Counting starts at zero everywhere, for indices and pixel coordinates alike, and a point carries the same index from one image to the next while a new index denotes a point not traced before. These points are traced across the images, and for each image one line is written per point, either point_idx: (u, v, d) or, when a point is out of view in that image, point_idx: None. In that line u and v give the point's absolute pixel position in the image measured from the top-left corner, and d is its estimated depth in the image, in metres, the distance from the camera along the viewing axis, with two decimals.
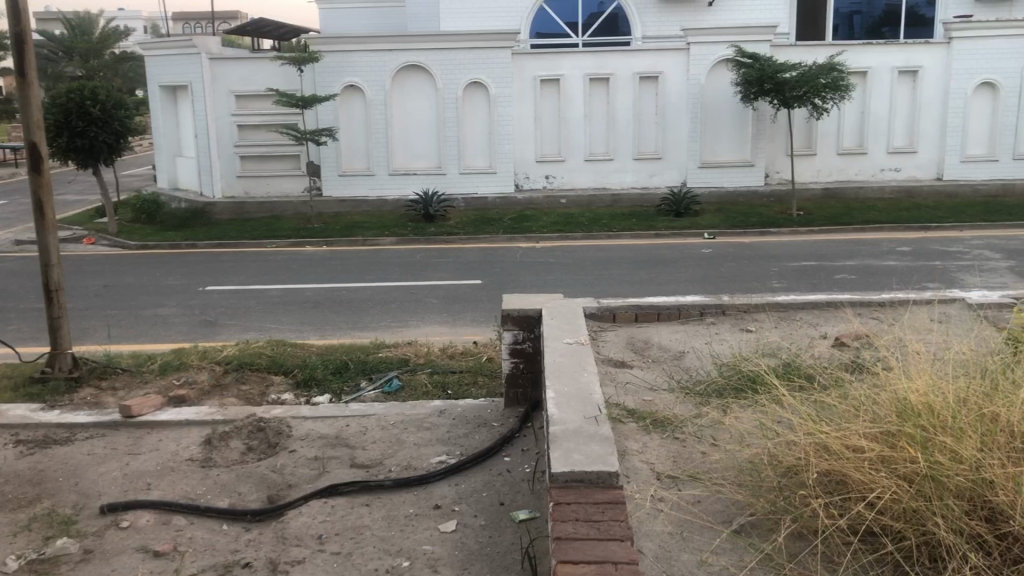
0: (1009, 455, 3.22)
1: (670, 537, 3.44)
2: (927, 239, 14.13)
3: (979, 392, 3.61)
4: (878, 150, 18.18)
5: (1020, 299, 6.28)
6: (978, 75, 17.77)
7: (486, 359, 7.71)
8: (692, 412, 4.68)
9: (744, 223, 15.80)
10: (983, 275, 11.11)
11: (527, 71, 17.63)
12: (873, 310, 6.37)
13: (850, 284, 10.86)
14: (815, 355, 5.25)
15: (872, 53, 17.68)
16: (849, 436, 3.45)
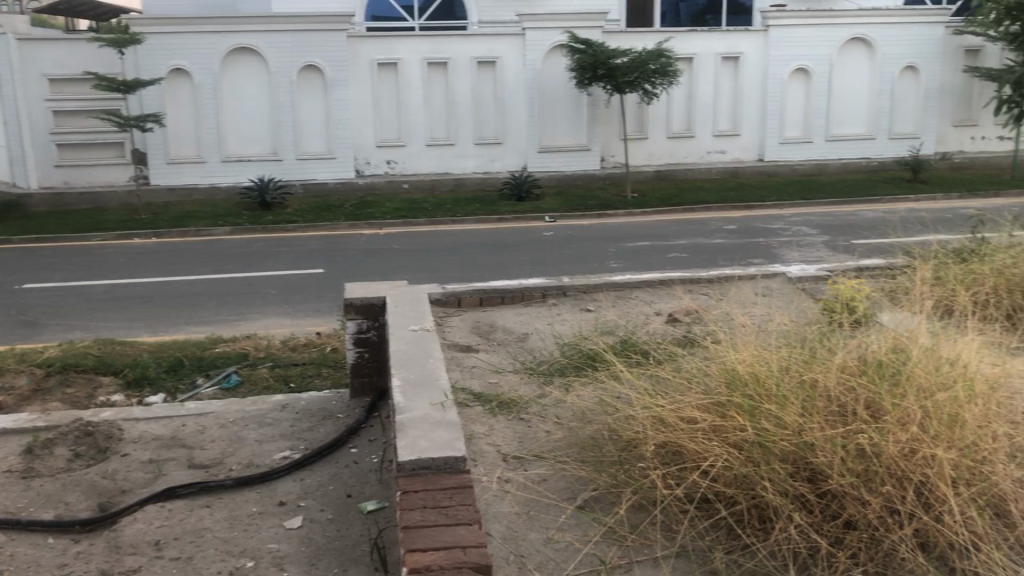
0: (826, 417, 3.44)
1: (517, 518, 3.50)
2: (753, 218, 14.89)
3: (800, 359, 3.83)
4: (705, 133, 18.96)
5: (834, 272, 6.71)
6: (792, 62, 18.89)
7: (330, 351, 7.56)
8: (536, 393, 4.76)
9: (583, 206, 16.16)
10: (802, 250, 11.85)
11: (364, 54, 17.35)
12: (702, 287, 6.67)
13: (682, 263, 11.34)
14: (650, 331, 5.45)
15: (697, 40, 18.44)
16: (683, 409, 3.62)
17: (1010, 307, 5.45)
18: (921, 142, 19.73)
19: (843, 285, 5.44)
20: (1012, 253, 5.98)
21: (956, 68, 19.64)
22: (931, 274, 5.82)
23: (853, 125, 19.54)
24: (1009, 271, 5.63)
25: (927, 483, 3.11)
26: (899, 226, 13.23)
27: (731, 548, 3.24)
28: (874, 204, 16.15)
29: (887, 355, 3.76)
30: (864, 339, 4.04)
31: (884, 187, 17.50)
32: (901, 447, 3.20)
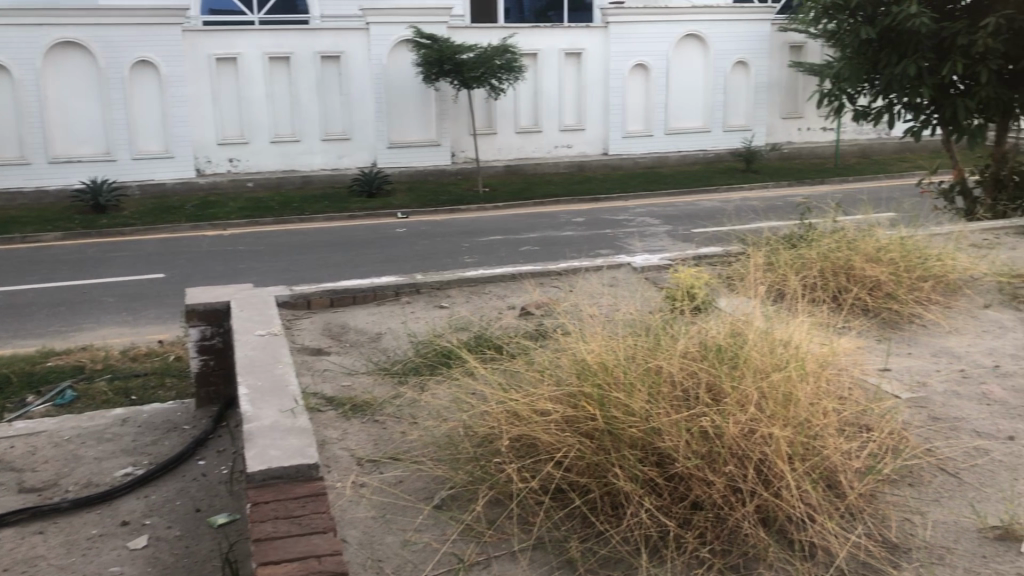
0: (671, 401, 3.55)
1: (373, 522, 3.46)
2: (599, 210, 15.28)
3: (645, 347, 3.94)
4: (552, 128, 19.26)
5: (675, 261, 6.95)
6: (632, 58, 19.48)
7: (173, 360, 7.23)
8: (389, 393, 4.70)
9: (434, 201, 16.13)
10: (646, 240, 12.25)
11: (201, 49, 16.68)
12: (553, 280, 6.78)
13: (533, 256, 11.50)
14: (503, 325, 5.50)
15: (540, 36, 18.69)
16: (535, 401, 3.65)
17: (836, 288, 5.79)
18: (753, 134, 20.78)
19: (684, 273, 5.65)
20: (835, 237, 6.36)
21: (782, 63, 20.76)
22: (763, 261, 6.13)
23: (690, 119, 20.35)
24: (834, 254, 5.98)
25: (765, 461, 3.27)
26: (734, 215, 13.89)
27: (586, 536, 3.30)
28: (713, 194, 16.90)
29: (725, 340, 3.92)
30: (704, 325, 4.20)
31: (721, 177, 18.34)
32: (741, 427, 3.34)
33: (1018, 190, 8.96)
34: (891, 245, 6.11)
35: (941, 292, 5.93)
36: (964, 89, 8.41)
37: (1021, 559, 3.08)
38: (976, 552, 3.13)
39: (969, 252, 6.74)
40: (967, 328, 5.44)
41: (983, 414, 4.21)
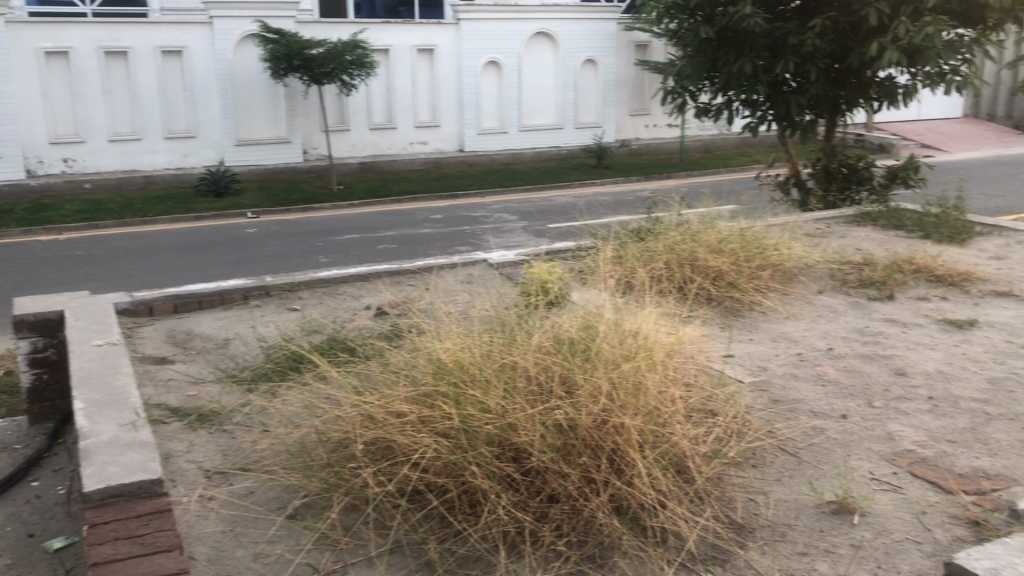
0: (526, 396, 3.57)
1: (222, 536, 3.33)
2: (455, 206, 15.30)
3: (500, 343, 3.94)
4: (406, 124, 19.10)
5: (529, 256, 7.01)
6: (484, 55, 19.57)
7: (3, 375, 6.74)
8: (238, 401, 4.53)
9: (287, 200, 15.73)
10: (503, 236, 12.33)
11: (27, 42, 15.60)
12: (407, 279, 6.72)
13: (389, 254, 11.38)
14: (357, 327, 5.41)
15: (391, 32, 18.50)
16: (390, 403, 3.60)
17: (683, 279, 5.98)
18: (603, 131, 21.32)
19: (538, 268, 5.71)
20: (680, 230, 6.59)
21: (628, 61, 21.34)
22: (612, 254, 6.28)
23: (542, 116, 20.64)
24: (679, 246, 6.19)
25: (617, 451, 3.34)
26: (586, 210, 14.19)
27: (444, 536, 3.28)
28: (566, 189, 17.24)
29: (578, 333, 3.98)
30: (558, 319, 4.24)
31: (573, 173, 18.72)
32: (593, 418, 3.40)
33: (847, 181, 9.54)
34: (732, 236, 6.38)
35: (779, 280, 6.24)
36: (796, 86, 8.87)
37: (854, 530, 3.26)
38: (814, 527, 3.29)
39: (804, 242, 7.11)
40: (802, 313, 5.74)
41: (819, 394, 4.44)
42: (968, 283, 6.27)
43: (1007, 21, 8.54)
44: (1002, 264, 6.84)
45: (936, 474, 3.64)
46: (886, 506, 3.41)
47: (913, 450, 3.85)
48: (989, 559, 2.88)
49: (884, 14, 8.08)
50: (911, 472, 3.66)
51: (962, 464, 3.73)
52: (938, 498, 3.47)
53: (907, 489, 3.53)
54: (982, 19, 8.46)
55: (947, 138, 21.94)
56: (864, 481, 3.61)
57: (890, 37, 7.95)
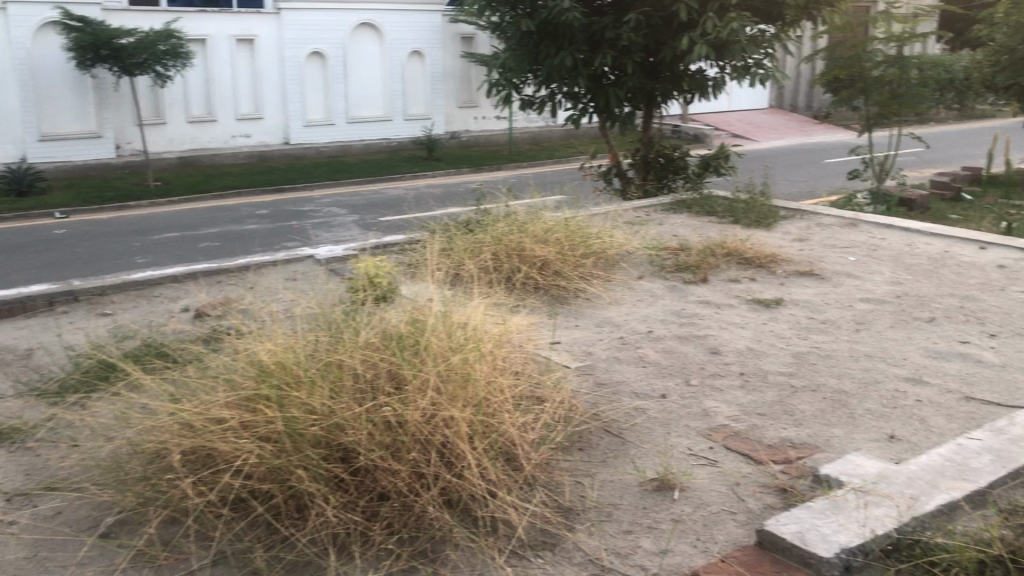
0: (353, 395, 3.50)
1: (26, 562, 3.11)
2: (281, 201, 14.87)
3: (324, 342, 3.84)
4: (227, 117, 18.37)
5: (357, 250, 6.91)
6: (307, 45, 19.10)
7: None
8: (41, 417, 4.23)
9: (99, 199, 14.80)
10: (333, 230, 12.08)
11: None
12: (228, 277, 6.48)
13: (213, 252, 10.93)
14: (173, 331, 5.15)
15: (207, 20, 17.73)
16: (209, 409, 3.44)
17: (511, 269, 6.04)
18: (432, 123, 21.31)
19: (365, 263, 5.63)
20: (507, 221, 6.67)
21: (454, 53, 21.37)
22: (439, 247, 6.30)
23: (369, 108, 20.38)
24: (505, 238, 6.26)
25: (447, 443, 3.34)
26: (416, 203, 14.14)
27: (270, 543, 3.18)
28: (395, 181, 17.13)
29: (406, 327, 3.94)
30: (385, 314, 4.18)
31: (403, 165, 18.59)
32: (420, 412, 3.38)
33: (664, 171, 9.94)
34: (557, 226, 6.53)
35: (602, 267, 6.44)
36: (614, 79, 9.18)
37: (675, 505, 3.40)
38: (638, 505, 3.41)
39: (624, 229, 7.37)
40: (624, 299, 5.94)
41: (639, 375, 4.62)
42: (775, 264, 6.67)
43: (802, 18, 9.16)
44: (803, 245, 7.33)
45: (748, 446, 3.85)
46: (703, 480, 3.58)
47: (727, 425, 4.06)
48: (795, 523, 3.07)
49: (692, 9, 8.47)
50: (726, 446, 3.86)
51: (771, 435, 3.96)
52: (750, 469, 3.67)
53: (722, 462, 3.72)
54: (781, 16, 9.04)
55: (755, 128, 23.30)
56: (683, 457, 3.77)
57: (699, 32, 8.33)
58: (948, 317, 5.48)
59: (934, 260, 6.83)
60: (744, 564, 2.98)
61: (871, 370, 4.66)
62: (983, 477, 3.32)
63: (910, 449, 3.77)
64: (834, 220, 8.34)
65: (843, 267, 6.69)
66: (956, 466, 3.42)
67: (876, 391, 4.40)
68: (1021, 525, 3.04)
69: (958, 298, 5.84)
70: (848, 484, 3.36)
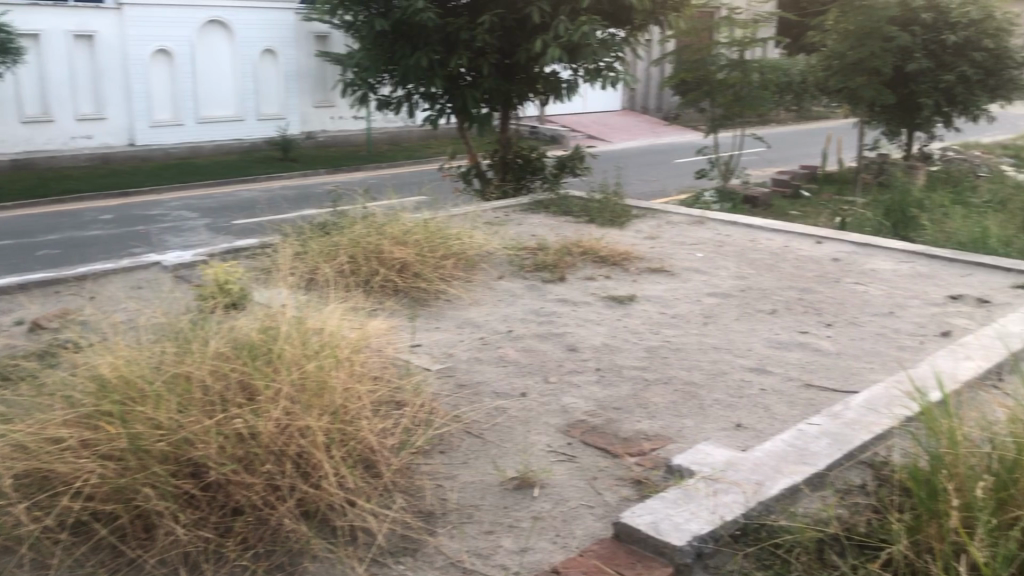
0: (203, 407, 3.37)
1: None
2: (126, 205, 14.17)
3: (172, 352, 3.68)
4: (65, 117, 17.36)
5: (207, 256, 6.67)
6: (152, 42, 18.30)
7: None
8: None
9: None
10: (184, 235, 11.62)
11: None
12: (68, 287, 6.12)
13: (52, 260, 10.30)
14: (6, 347, 4.83)
15: (40, 15, 16.71)
16: (46, 430, 3.25)
17: (368, 272, 5.97)
18: (286, 123, 20.84)
19: (215, 269, 5.43)
20: (364, 223, 6.60)
21: (308, 52, 20.95)
22: (292, 251, 6.17)
23: (219, 107, 19.71)
24: (363, 240, 6.19)
25: (303, 453, 3.26)
26: (271, 205, 13.79)
27: (115, 567, 3.02)
28: (249, 183, 16.64)
29: (258, 335, 3.83)
30: (237, 322, 4.05)
31: (258, 166, 18.08)
32: (275, 422, 3.29)
33: (522, 172, 10.05)
34: (415, 227, 6.50)
35: (462, 268, 6.44)
36: (471, 80, 9.22)
37: (535, 503, 3.44)
38: (497, 505, 3.43)
39: (483, 229, 7.41)
40: (485, 299, 5.97)
41: (500, 375, 4.65)
42: (628, 262, 6.85)
43: (650, 22, 9.45)
44: (655, 243, 7.57)
45: (604, 441, 3.94)
46: (562, 476, 3.64)
47: (585, 420, 4.15)
48: (650, 514, 3.16)
49: (545, 12, 8.60)
50: (584, 441, 3.93)
51: (626, 428, 4.07)
52: (607, 462, 3.76)
53: (579, 458, 3.79)
54: (630, 20, 9.29)
55: (609, 129, 23.92)
56: (542, 454, 3.82)
57: (552, 35, 8.46)
58: (788, 309, 5.77)
59: (774, 255, 7.18)
60: (601, 557, 3.04)
61: (719, 361, 4.86)
62: (820, 459, 3.51)
63: (755, 437, 3.94)
64: (682, 218, 8.65)
65: (692, 263, 6.94)
66: (796, 451, 3.60)
67: (723, 381, 4.59)
68: (855, 504, 3.22)
69: (797, 290, 6.17)
70: (698, 473, 3.49)
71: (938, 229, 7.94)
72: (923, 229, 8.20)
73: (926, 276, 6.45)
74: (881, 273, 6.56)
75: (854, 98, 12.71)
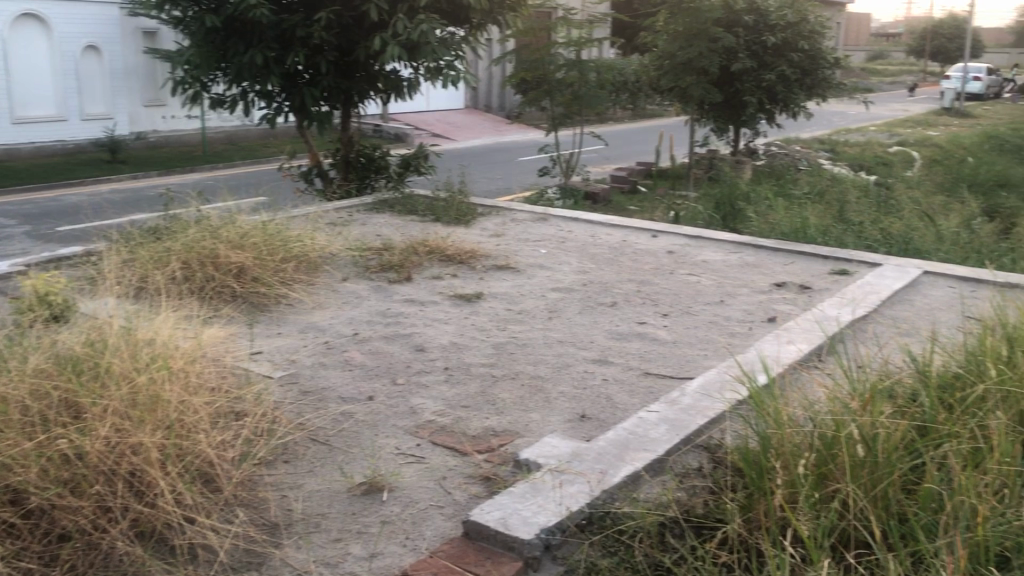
0: (22, 429, 3.16)
1: None
2: None
3: None
4: None
5: (26, 266, 6.24)
6: None
7: None
8: None
9: None
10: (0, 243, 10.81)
11: None
12: None
13: None
14: None
15: None
16: None
17: (203, 278, 5.74)
18: (114, 123, 19.78)
19: (34, 279, 5.09)
20: (198, 227, 6.35)
21: (135, 49, 19.95)
22: (119, 258, 5.86)
23: (39, 107, 18.47)
24: (197, 245, 5.96)
25: (136, 472, 3.10)
26: (98, 211, 13.04)
27: None
28: (74, 188, 15.66)
29: (83, 350, 3.63)
30: (60, 336, 3.82)
31: (83, 169, 17.06)
32: (103, 441, 3.12)
33: (365, 171, 9.91)
34: (253, 230, 6.31)
35: (304, 270, 6.30)
36: (309, 78, 9.02)
37: (384, 507, 3.40)
38: (345, 511, 3.37)
39: (325, 231, 7.27)
40: (328, 302, 5.85)
41: (346, 379, 4.58)
42: (473, 260, 6.88)
43: (488, 22, 9.54)
44: (499, 240, 7.64)
45: (453, 439, 3.94)
46: (411, 478, 3.62)
47: (433, 420, 4.14)
48: (498, 510, 3.20)
49: (383, 10, 8.53)
50: (433, 442, 3.92)
51: (475, 426, 4.09)
52: (456, 461, 3.76)
53: (429, 458, 3.78)
54: (468, 19, 9.36)
55: (453, 127, 23.99)
56: (390, 457, 3.79)
57: (390, 33, 8.40)
58: (628, 301, 5.95)
59: (614, 249, 7.39)
60: (451, 556, 3.04)
61: (563, 355, 4.95)
62: (659, 446, 3.64)
63: (599, 426, 4.05)
64: (526, 215, 8.78)
65: (535, 259, 7.05)
66: (637, 439, 3.73)
67: (568, 374, 4.69)
68: (693, 486, 3.35)
69: (636, 283, 6.37)
70: (545, 466, 3.55)
71: (763, 220, 8.39)
72: (750, 220, 8.65)
73: (754, 265, 6.80)
74: (713, 263, 6.87)
75: (684, 97, 13.27)
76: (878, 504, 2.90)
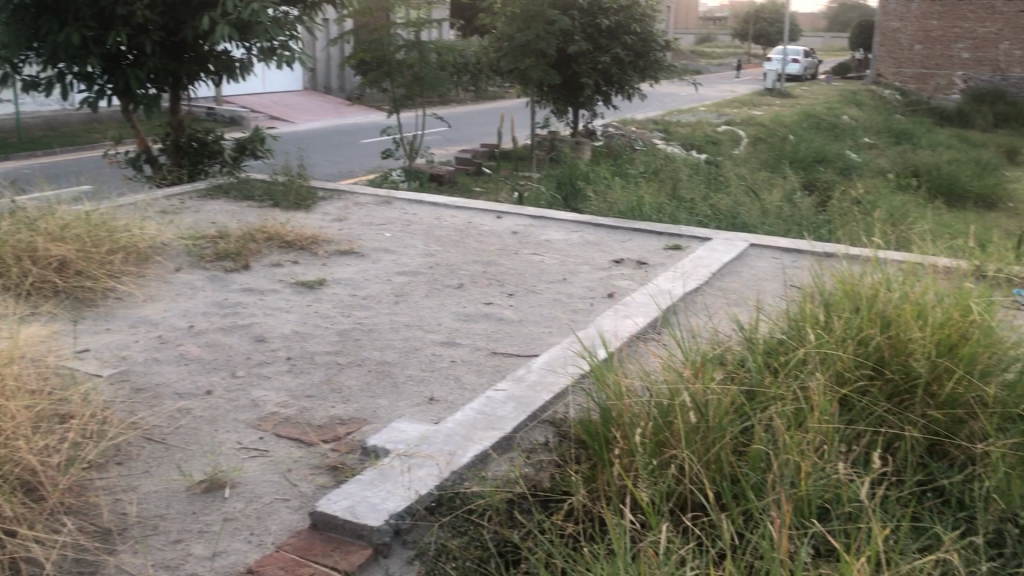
0: None
1: None
2: None
3: None
4: None
5: None
6: None
7: None
8: None
9: None
10: None
11: None
12: None
13: None
14: None
15: None
16: None
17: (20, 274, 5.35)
18: None
19: None
20: (12, 219, 5.91)
21: None
22: None
23: None
24: (12, 238, 5.55)
25: None
26: None
27: None
28: None
29: None
30: None
31: None
32: None
33: (198, 156, 9.50)
34: (74, 222, 5.94)
35: (133, 262, 5.99)
36: (133, 59, 8.55)
37: (226, 504, 3.29)
38: (185, 511, 3.23)
39: (155, 220, 6.94)
40: (161, 294, 5.58)
41: (182, 374, 4.39)
42: (315, 245, 6.73)
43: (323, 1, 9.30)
44: (341, 225, 7.50)
45: (298, 430, 3.86)
46: (253, 473, 3.51)
47: (276, 412, 4.03)
48: (346, 499, 3.15)
49: None
50: (277, 434, 3.82)
51: (320, 415, 4.01)
52: (301, 452, 3.68)
53: (273, 451, 3.68)
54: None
55: (290, 110, 23.34)
56: (232, 452, 3.66)
57: (220, 12, 8.06)
58: (473, 282, 5.98)
59: (459, 231, 7.40)
60: (298, 549, 2.98)
61: (410, 339, 4.92)
62: (507, 423, 3.69)
63: (447, 408, 4.05)
64: (369, 198, 8.66)
65: (380, 243, 6.97)
66: (485, 418, 3.75)
67: (415, 357, 4.67)
68: (539, 460, 3.39)
69: (481, 264, 6.41)
70: (393, 451, 3.53)
71: (602, 199, 8.61)
72: (589, 200, 8.85)
73: (594, 243, 6.97)
74: (556, 243, 6.99)
75: (524, 79, 13.40)
76: (711, 467, 3.04)
